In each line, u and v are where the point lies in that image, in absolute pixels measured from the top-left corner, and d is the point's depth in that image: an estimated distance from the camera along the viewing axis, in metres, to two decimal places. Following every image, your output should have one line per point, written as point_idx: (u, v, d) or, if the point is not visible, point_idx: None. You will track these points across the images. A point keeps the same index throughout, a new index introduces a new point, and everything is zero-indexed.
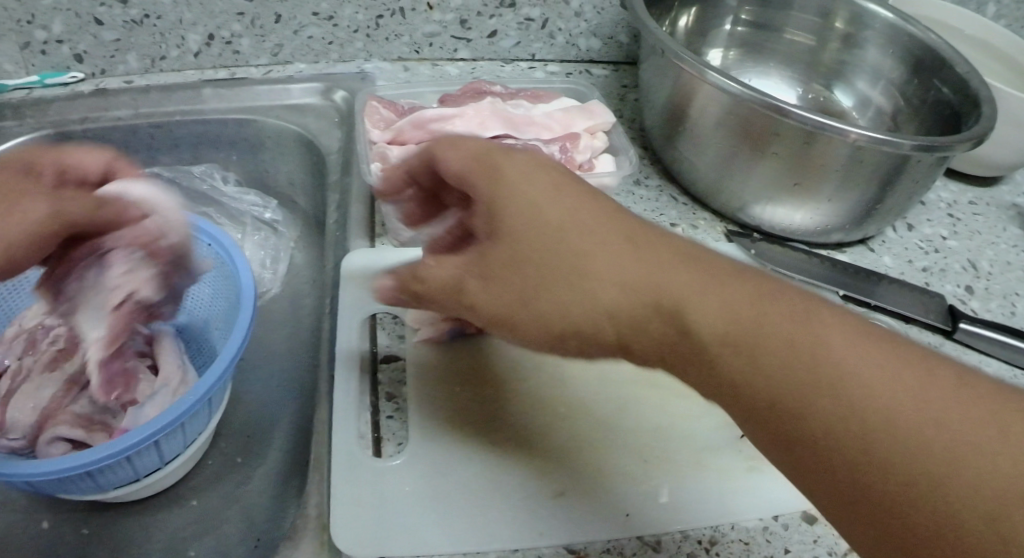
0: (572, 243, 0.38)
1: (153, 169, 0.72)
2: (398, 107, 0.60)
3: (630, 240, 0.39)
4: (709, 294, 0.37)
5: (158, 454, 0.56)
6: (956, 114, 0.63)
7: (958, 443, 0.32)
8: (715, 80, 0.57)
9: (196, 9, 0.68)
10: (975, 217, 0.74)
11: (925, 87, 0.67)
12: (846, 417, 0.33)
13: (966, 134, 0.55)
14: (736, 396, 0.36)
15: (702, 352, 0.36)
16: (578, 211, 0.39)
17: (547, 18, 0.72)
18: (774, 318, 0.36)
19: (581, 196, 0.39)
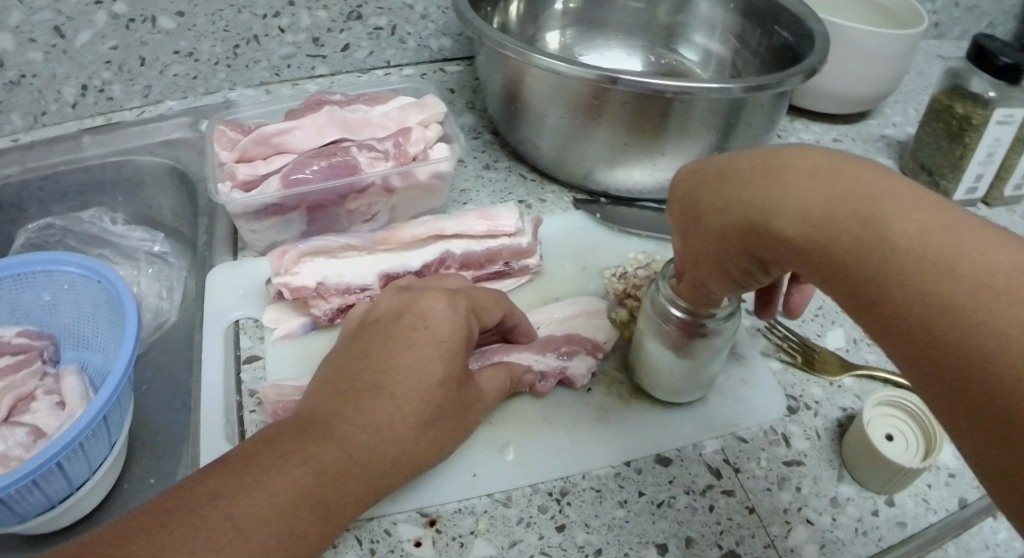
0: (762, 183, 0.37)
1: (47, 220, 0.75)
2: (245, 127, 0.63)
3: (819, 171, 0.35)
4: (813, 184, 0.35)
5: (66, 479, 0.60)
6: (796, 53, 0.64)
7: (985, 328, 0.28)
8: (540, 62, 0.58)
9: (67, 64, 0.72)
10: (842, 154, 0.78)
11: (767, 34, 0.67)
12: (878, 269, 0.32)
13: (796, 68, 0.58)
14: (832, 272, 0.34)
15: (773, 232, 0.36)
16: (773, 169, 0.37)
17: (394, 25, 0.75)
18: (829, 198, 0.34)
19: (790, 158, 0.37)
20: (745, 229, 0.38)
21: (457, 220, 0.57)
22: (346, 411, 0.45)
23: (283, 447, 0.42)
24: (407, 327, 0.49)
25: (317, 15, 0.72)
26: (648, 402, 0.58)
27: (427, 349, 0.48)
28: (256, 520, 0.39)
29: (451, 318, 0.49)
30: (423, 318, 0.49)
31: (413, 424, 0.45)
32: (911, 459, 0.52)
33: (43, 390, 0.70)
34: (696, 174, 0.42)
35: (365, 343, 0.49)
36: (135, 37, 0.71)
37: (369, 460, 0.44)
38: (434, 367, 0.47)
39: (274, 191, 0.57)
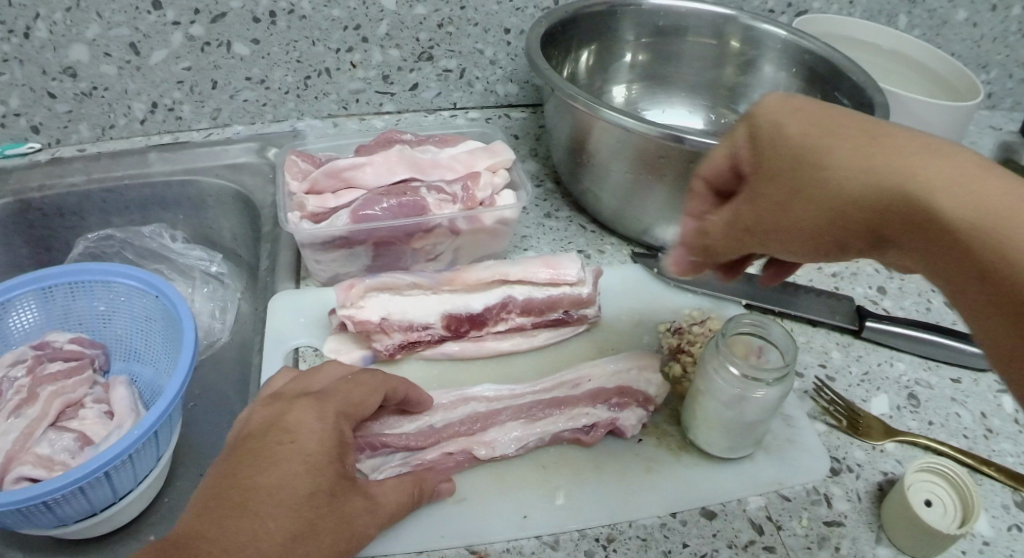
0: (882, 145, 0.37)
1: (106, 231, 0.77)
2: (316, 159, 0.65)
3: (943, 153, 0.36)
4: (931, 160, 0.35)
5: (112, 489, 0.62)
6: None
7: None
8: (607, 116, 0.60)
9: (139, 80, 0.74)
10: None
11: (827, 100, 0.70)
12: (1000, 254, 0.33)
13: None
14: (966, 254, 0.34)
15: (920, 206, 0.35)
16: (884, 142, 0.37)
17: (464, 68, 0.76)
18: (974, 188, 0.34)
19: (914, 139, 0.37)
20: (887, 195, 0.36)
21: (521, 266, 0.60)
22: (211, 529, 0.41)
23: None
24: (275, 442, 0.46)
25: (389, 53, 0.74)
26: (696, 455, 0.59)
27: (297, 463, 0.45)
28: None
29: (319, 430, 0.47)
30: (290, 431, 0.47)
31: (286, 537, 0.42)
32: (948, 526, 0.53)
33: (92, 398, 0.72)
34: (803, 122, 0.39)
35: (230, 461, 0.46)
36: (208, 60, 0.73)
37: None
38: (302, 481, 0.44)
39: (343, 225, 0.59)
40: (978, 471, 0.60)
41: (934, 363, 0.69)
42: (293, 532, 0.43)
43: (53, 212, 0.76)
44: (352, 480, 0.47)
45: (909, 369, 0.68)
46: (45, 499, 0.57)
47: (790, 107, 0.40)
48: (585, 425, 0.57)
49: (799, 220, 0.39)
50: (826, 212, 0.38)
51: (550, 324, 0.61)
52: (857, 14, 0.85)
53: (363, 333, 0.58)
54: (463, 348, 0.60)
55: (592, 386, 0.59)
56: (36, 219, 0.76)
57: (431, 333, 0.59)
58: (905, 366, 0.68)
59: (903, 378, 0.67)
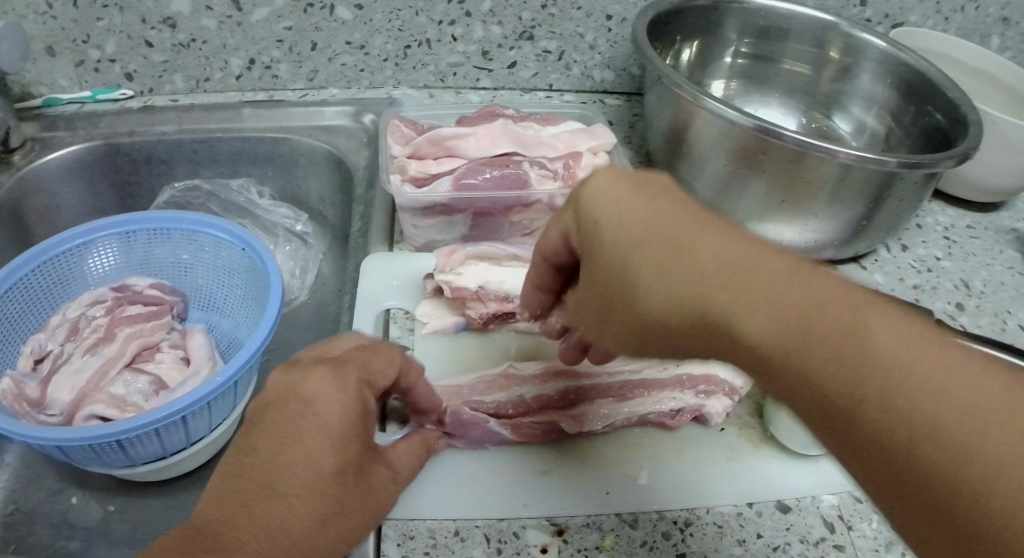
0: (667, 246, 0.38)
1: (194, 181, 0.79)
2: (418, 126, 0.66)
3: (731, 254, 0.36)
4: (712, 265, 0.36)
5: (185, 433, 0.64)
6: (948, 137, 0.67)
7: (920, 445, 0.30)
8: (712, 107, 0.61)
9: (239, 36, 0.75)
10: (970, 240, 0.81)
11: (920, 112, 0.70)
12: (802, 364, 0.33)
13: (949, 152, 0.60)
14: (768, 366, 0.34)
15: (724, 322, 0.35)
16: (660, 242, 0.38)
17: (563, 51, 0.77)
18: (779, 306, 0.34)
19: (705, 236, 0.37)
20: (682, 308, 0.37)
21: None
22: (237, 513, 0.38)
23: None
24: (294, 418, 0.42)
25: (490, 30, 0.75)
26: (774, 449, 0.59)
27: (325, 440, 0.41)
28: None
29: (341, 400, 0.43)
30: (312, 403, 0.43)
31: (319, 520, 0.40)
32: None
33: (169, 343, 0.73)
34: (626, 220, 0.40)
35: (250, 435, 0.42)
36: (310, 21, 0.74)
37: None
38: (327, 459, 0.41)
39: (445, 193, 0.60)
40: None
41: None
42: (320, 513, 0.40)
43: (142, 159, 0.77)
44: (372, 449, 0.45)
45: None
46: (119, 440, 0.59)
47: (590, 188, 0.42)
48: (670, 409, 0.58)
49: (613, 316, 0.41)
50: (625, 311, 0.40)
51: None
52: (951, 31, 0.85)
53: (458, 300, 0.59)
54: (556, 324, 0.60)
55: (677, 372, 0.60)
56: (123, 164, 0.77)
57: None
58: None
59: None
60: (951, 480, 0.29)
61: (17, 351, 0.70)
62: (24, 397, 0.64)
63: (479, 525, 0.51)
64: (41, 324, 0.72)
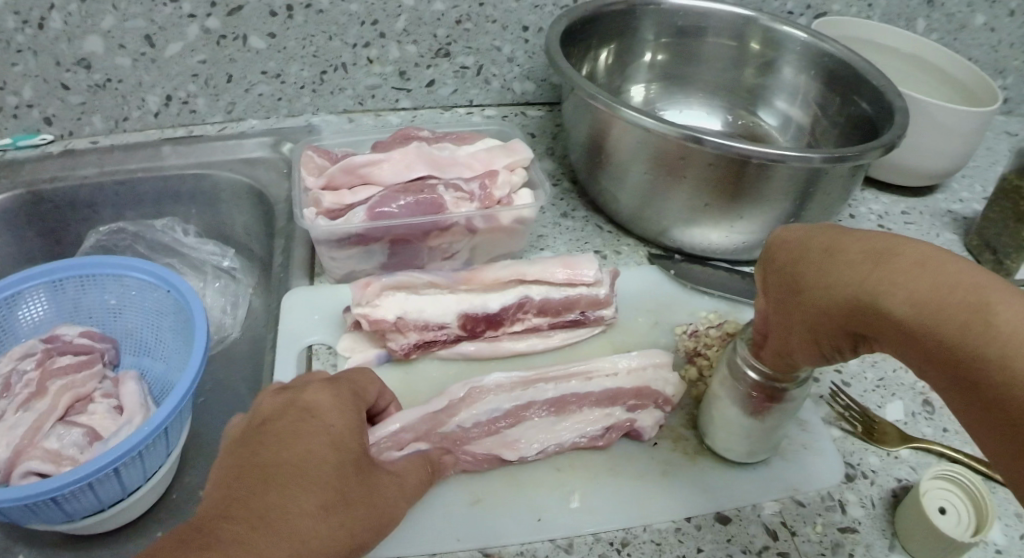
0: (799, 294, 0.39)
1: (118, 223, 0.77)
2: (332, 155, 0.65)
3: (837, 305, 0.36)
4: (834, 294, 0.36)
5: (121, 484, 0.61)
6: (874, 125, 0.66)
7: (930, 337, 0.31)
8: (628, 116, 0.60)
9: (155, 73, 0.74)
10: (905, 226, 0.80)
11: (846, 103, 0.70)
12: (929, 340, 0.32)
13: (873, 143, 0.59)
14: (828, 316, 0.37)
15: (873, 318, 0.34)
16: (831, 297, 0.36)
17: (480, 65, 0.76)
18: (847, 254, 0.36)
19: (830, 312, 0.37)
20: (843, 311, 0.36)
21: (538, 266, 0.60)
22: (263, 446, 0.43)
23: (250, 497, 0.40)
24: (297, 420, 0.45)
25: (406, 49, 0.74)
26: (712, 460, 0.58)
27: (326, 435, 0.45)
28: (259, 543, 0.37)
29: (338, 407, 0.48)
30: (311, 410, 0.47)
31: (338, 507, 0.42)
32: (962, 534, 0.53)
33: (102, 393, 0.71)
34: (816, 279, 0.38)
35: (264, 434, 0.44)
36: (224, 53, 0.73)
37: (315, 470, 0.42)
38: (329, 453, 0.44)
39: (359, 222, 0.58)
40: (993, 479, 0.61)
41: None
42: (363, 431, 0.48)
43: (65, 205, 0.76)
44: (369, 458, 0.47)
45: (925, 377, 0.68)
46: (54, 497, 0.57)
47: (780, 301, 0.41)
48: (598, 430, 0.57)
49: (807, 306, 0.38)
50: (787, 290, 0.40)
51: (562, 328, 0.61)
52: (875, 17, 0.86)
53: (378, 332, 0.58)
54: (479, 348, 0.59)
55: (606, 386, 0.59)
56: (48, 211, 0.75)
57: (447, 334, 0.59)
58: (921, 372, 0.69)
59: (919, 384, 0.68)
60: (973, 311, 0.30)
61: None
62: None
63: None
64: None
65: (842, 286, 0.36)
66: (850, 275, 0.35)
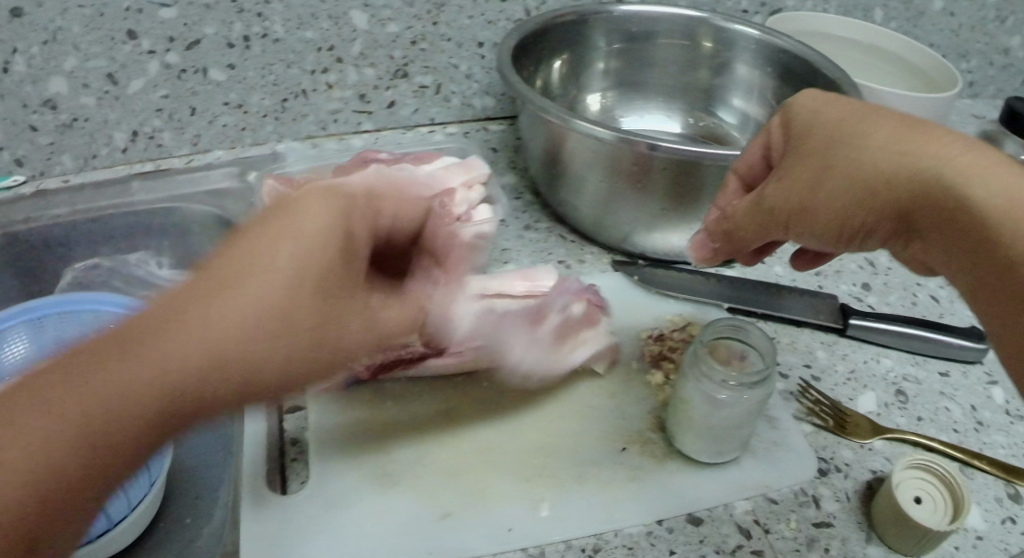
0: (852, 147, 0.45)
1: (93, 259, 0.78)
2: (292, 182, 0.66)
3: (903, 170, 0.43)
4: (899, 159, 0.43)
5: (105, 518, 0.60)
6: None
7: (1002, 223, 0.39)
8: (581, 127, 0.61)
9: (119, 110, 0.75)
10: None
11: (804, 98, 0.70)
12: (994, 232, 0.39)
13: None
14: (885, 185, 0.43)
15: (953, 194, 0.41)
16: (899, 165, 0.43)
17: (439, 84, 0.77)
18: (927, 135, 0.43)
19: (893, 177, 0.43)
20: (910, 178, 0.42)
21: (497, 279, 0.62)
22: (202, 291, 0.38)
23: (130, 341, 0.37)
24: (256, 280, 0.38)
25: (365, 72, 0.75)
26: (681, 461, 0.59)
27: (268, 286, 0.38)
28: (117, 405, 0.36)
29: (320, 233, 0.40)
30: (251, 257, 0.39)
31: (194, 375, 0.37)
32: (940, 523, 0.53)
33: None
34: (886, 141, 0.44)
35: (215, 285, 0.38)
36: (186, 86, 0.74)
37: (239, 338, 0.38)
38: (296, 265, 0.39)
39: None
40: (970, 465, 0.61)
41: (920, 358, 0.69)
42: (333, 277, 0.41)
43: (40, 244, 0.77)
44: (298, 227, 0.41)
45: (897, 365, 0.69)
46: None
47: (820, 141, 0.47)
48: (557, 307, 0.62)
49: (861, 161, 0.44)
50: (835, 137, 0.46)
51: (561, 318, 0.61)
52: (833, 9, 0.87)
53: None
54: (444, 365, 0.60)
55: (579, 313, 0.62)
56: (22, 252, 0.76)
57: (412, 353, 0.60)
58: (891, 362, 0.69)
59: (890, 374, 0.68)
60: None
61: None
62: None
63: None
64: None
65: (914, 160, 0.42)
66: (936, 151, 0.42)
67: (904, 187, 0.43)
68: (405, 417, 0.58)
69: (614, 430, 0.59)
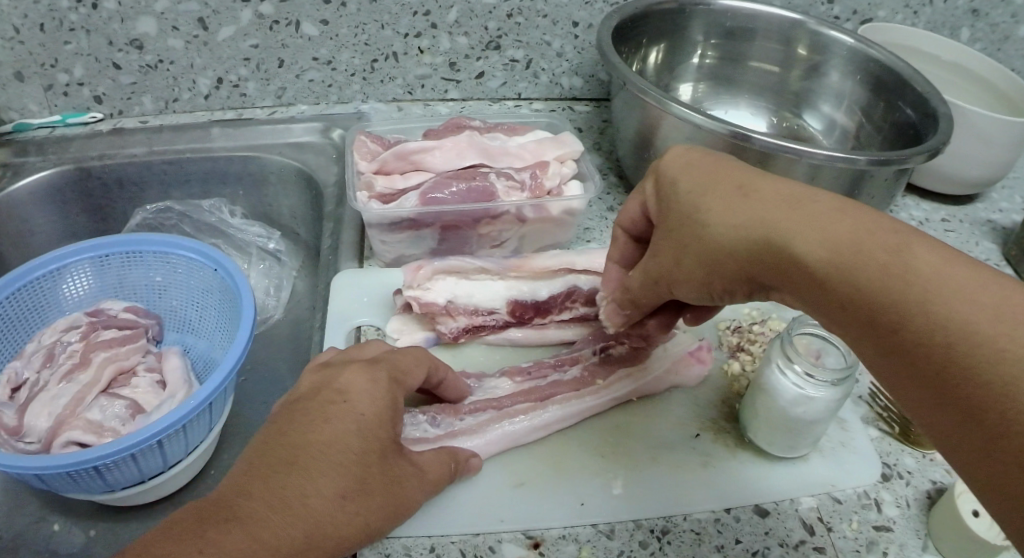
0: (695, 222, 0.44)
1: (165, 203, 0.79)
2: (385, 141, 0.66)
3: (747, 240, 0.41)
4: (737, 227, 0.42)
5: (162, 457, 0.61)
6: (918, 131, 0.67)
7: (851, 281, 0.36)
8: (678, 112, 0.61)
9: (206, 55, 0.75)
10: (945, 234, 0.80)
11: (890, 109, 0.71)
12: (850, 293, 0.36)
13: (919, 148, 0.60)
14: (757, 254, 0.41)
15: (791, 255, 0.39)
16: (746, 234, 0.41)
17: (530, 59, 0.78)
18: (771, 194, 0.42)
19: (735, 245, 0.42)
20: (750, 245, 0.41)
21: (587, 257, 0.63)
22: (263, 476, 0.42)
23: (275, 480, 0.42)
24: (306, 434, 0.45)
25: (457, 41, 0.75)
26: (752, 453, 0.59)
27: (317, 455, 0.44)
28: (287, 521, 0.41)
29: (376, 396, 0.48)
30: (343, 392, 0.48)
31: (341, 493, 0.43)
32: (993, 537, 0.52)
33: (145, 367, 0.71)
34: (727, 211, 0.43)
35: (272, 471, 0.43)
36: (277, 39, 0.74)
37: (314, 514, 0.42)
38: (355, 440, 0.45)
39: (411, 207, 0.59)
40: None
41: None
42: (369, 446, 0.46)
43: (112, 182, 0.77)
44: (339, 407, 0.47)
45: None
46: (98, 467, 0.57)
47: (670, 215, 0.46)
48: None
49: (716, 228, 0.43)
50: (676, 215, 0.46)
51: (628, 347, 0.61)
52: (919, 25, 0.88)
53: (428, 315, 0.59)
54: (526, 335, 0.61)
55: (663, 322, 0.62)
56: (95, 188, 0.77)
57: (495, 319, 0.61)
58: None
59: None
60: (892, 276, 0.35)
61: None
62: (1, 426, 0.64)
63: (455, 542, 0.51)
64: (17, 351, 0.71)
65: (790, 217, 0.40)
66: (762, 218, 0.41)
67: (751, 254, 0.41)
68: (483, 383, 0.58)
69: (686, 417, 0.59)
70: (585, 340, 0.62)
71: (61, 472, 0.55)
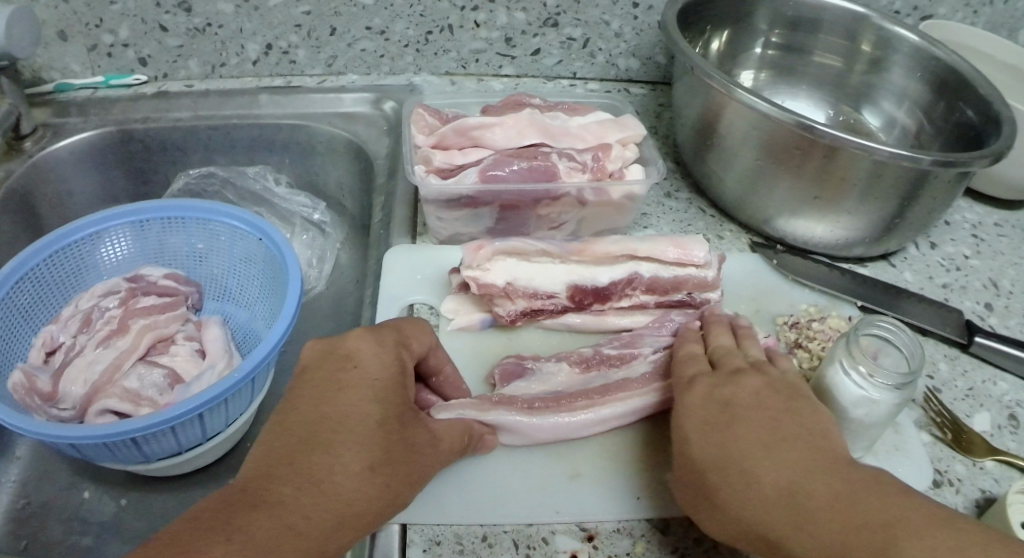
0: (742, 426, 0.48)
1: (209, 168, 0.77)
2: (443, 115, 0.64)
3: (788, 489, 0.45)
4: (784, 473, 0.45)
5: (201, 430, 0.59)
6: (979, 134, 0.64)
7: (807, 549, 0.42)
8: (743, 98, 0.59)
9: (257, 21, 0.73)
10: (998, 238, 0.78)
11: (951, 110, 0.68)
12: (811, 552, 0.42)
13: (982, 151, 0.57)
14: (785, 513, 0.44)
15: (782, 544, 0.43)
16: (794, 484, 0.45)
17: (588, 39, 0.76)
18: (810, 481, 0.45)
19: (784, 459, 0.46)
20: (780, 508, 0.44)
21: (650, 243, 0.60)
22: (287, 456, 0.42)
23: (298, 458, 0.42)
24: (320, 409, 0.45)
25: (515, 16, 0.73)
26: None
27: (335, 431, 0.43)
28: (316, 499, 0.41)
29: (386, 362, 0.47)
30: (351, 358, 0.47)
31: (367, 465, 0.42)
32: None
33: (184, 336, 0.70)
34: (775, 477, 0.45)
35: (295, 450, 0.42)
36: (329, 6, 0.72)
37: (342, 490, 0.41)
38: (373, 409, 0.45)
39: (471, 184, 0.58)
40: None
41: None
42: (385, 413, 0.45)
43: (155, 146, 0.76)
44: (349, 378, 0.46)
45: (1011, 390, 0.63)
46: (134, 437, 0.55)
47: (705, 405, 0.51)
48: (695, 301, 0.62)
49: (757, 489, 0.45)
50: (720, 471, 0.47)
51: None
52: (979, 25, 0.86)
53: (485, 297, 0.58)
54: (585, 321, 0.60)
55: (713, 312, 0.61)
56: (137, 150, 0.75)
57: (554, 304, 0.60)
58: (1008, 386, 0.63)
59: (1006, 397, 0.62)
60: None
61: (28, 343, 0.67)
62: (37, 390, 0.61)
63: (507, 531, 0.50)
64: (54, 314, 0.69)
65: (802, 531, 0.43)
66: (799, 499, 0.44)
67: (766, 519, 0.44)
68: (539, 368, 0.57)
69: None
70: (634, 329, 0.60)
71: (96, 441, 0.53)
